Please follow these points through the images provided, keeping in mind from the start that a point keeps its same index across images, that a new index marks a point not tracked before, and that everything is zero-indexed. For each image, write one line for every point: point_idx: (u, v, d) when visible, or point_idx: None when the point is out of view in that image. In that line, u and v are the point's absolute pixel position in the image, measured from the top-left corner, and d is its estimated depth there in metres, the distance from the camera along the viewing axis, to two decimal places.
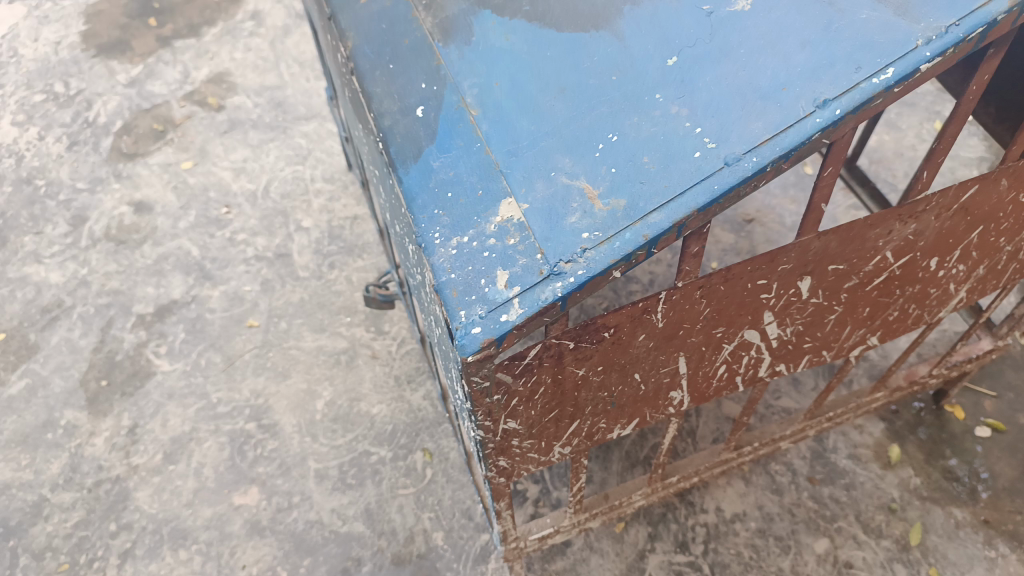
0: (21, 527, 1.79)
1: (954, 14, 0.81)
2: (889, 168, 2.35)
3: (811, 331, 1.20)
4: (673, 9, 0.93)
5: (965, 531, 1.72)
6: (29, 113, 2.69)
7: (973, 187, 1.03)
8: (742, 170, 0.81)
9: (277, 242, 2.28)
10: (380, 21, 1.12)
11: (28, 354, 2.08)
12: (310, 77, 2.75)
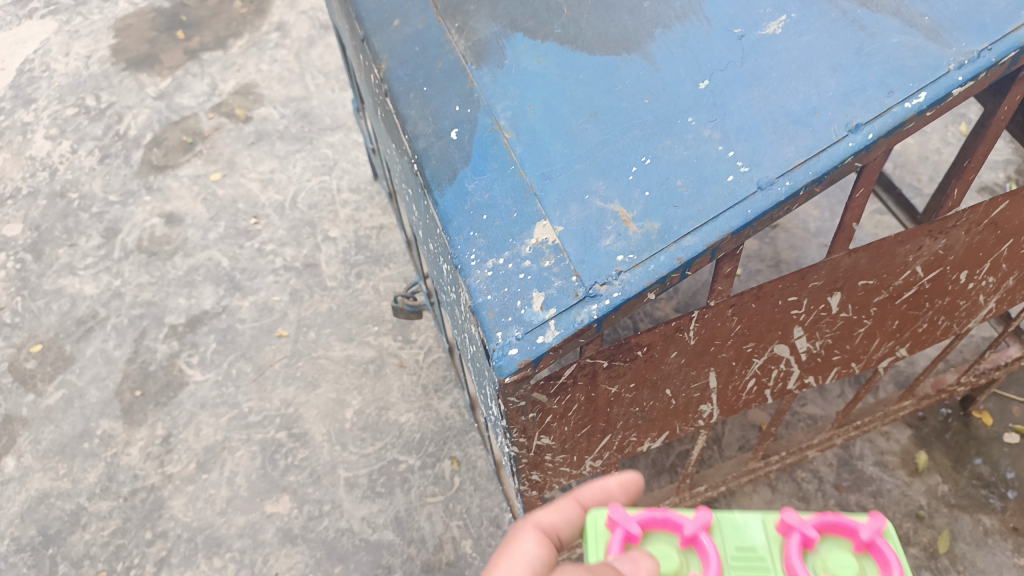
0: (60, 535, 1.83)
1: (985, 39, 0.81)
2: (914, 173, 2.34)
3: (839, 344, 1.21)
4: (704, 33, 0.94)
5: (994, 539, 1.72)
6: (62, 127, 2.75)
7: (1003, 203, 1.04)
8: (776, 194, 0.82)
9: (304, 252, 2.31)
10: (414, 44, 1.15)
11: (64, 365, 2.13)
12: (335, 88, 2.78)
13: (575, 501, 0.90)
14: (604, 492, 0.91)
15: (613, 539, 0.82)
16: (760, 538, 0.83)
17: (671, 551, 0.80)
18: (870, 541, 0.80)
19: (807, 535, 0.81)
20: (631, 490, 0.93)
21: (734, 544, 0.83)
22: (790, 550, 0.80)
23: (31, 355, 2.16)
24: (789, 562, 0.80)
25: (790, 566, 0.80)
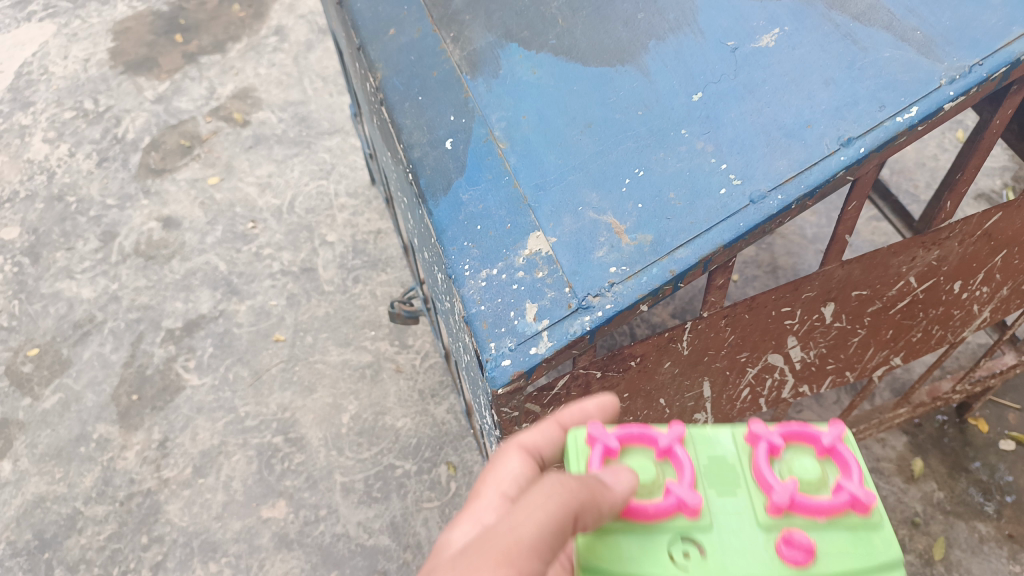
0: (56, 539, 1.83)
1: (976, 54, 0.82)
2: (911, 179, 2.34)
3: (833, 353, 1.21)
4: (697, 45, 0.95)
5: (989, 546, 1.73)
6: (60, 130, 2.75)
7: (996, 214, 1.04)
8: (768, 207, 0.82)
9: (301, 256, 2.32)
10: (409, 53, 1.15)
11: (61, 369, 2.13)
12: (333, 92, 2.78)
13: (554, 422, 0.82)
14: (582, 414, 0.83)
15: (589, 457, 0.75)
16: (730, 448, 0.77)
17: (645, 463, 0.74)
18: (836, 447, 0.75)
19: (776, 442, 0.75)
20: (610, 412, 0.85)
21: (705, 455, 0.77)
22: (760, 458, 0.74)
23: (28, 359, 2.16)
24: (758, 470, 0.74)
25: (761, 473, 0.74)
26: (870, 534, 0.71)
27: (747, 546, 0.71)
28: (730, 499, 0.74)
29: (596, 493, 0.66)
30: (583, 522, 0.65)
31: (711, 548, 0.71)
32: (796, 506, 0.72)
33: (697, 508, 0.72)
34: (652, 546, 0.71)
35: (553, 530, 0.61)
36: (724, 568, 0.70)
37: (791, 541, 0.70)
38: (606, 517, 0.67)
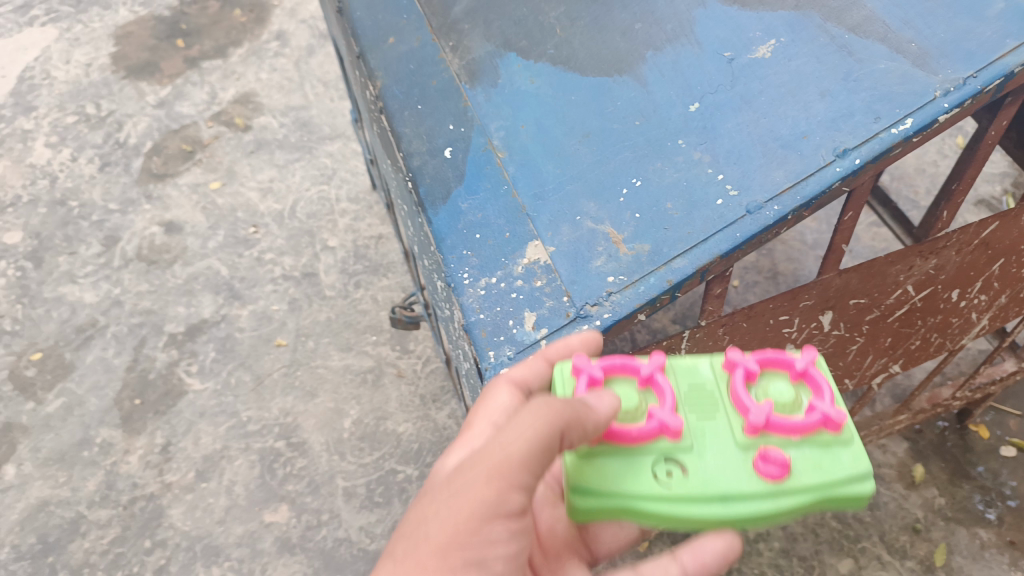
0: (59, 543, 1.84)
1: (971, 66, 0.82)
2: (911, 185, 2.35)
3: (832, 360, 1.21)
4: (695, 56, 0.95)
5: (990, 552, 1.73)
6: (62, 134, 2.76)
7: (993, 224, 1.05)
8: (764, 218, 0.83)
9: (303, 261, 2.33)
10: (409, 62, 1.17)
11: (64, 373, 2.14)
12: (334, 97, 2.79)
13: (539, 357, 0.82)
14: (566, 349, 0.82)
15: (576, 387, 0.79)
16: (711, 377, 0.82)
17: (628, 393, 0.79)
18: (809, 370, 0.80)
19: (753, 368, 0.80)
20: (595, 346, 0.82)
21: (686, 382, 0.82)
22: (737, 383, 0.79)
23: (31, 363, 2.17)
24: (735, 394, 0.79)
25: (738, 396, 0.79)
26: (841, 450, 0.75)
27: (726, 462, 0.76)
28: (710, 421, 0.79)
29: (578, 413, 0.70)
30: (570, 438, 0.70)
31: (692, 465, 0.76)
32: (771, 426, 0.77)
33: (677, 429, 0.76)
34: (636, 465, 0.76)
35: (540, 448, 0.67)
36: (705, 481, 0.75)
37: (766, 457, 0.74)
38: (589, 433, 0.72)
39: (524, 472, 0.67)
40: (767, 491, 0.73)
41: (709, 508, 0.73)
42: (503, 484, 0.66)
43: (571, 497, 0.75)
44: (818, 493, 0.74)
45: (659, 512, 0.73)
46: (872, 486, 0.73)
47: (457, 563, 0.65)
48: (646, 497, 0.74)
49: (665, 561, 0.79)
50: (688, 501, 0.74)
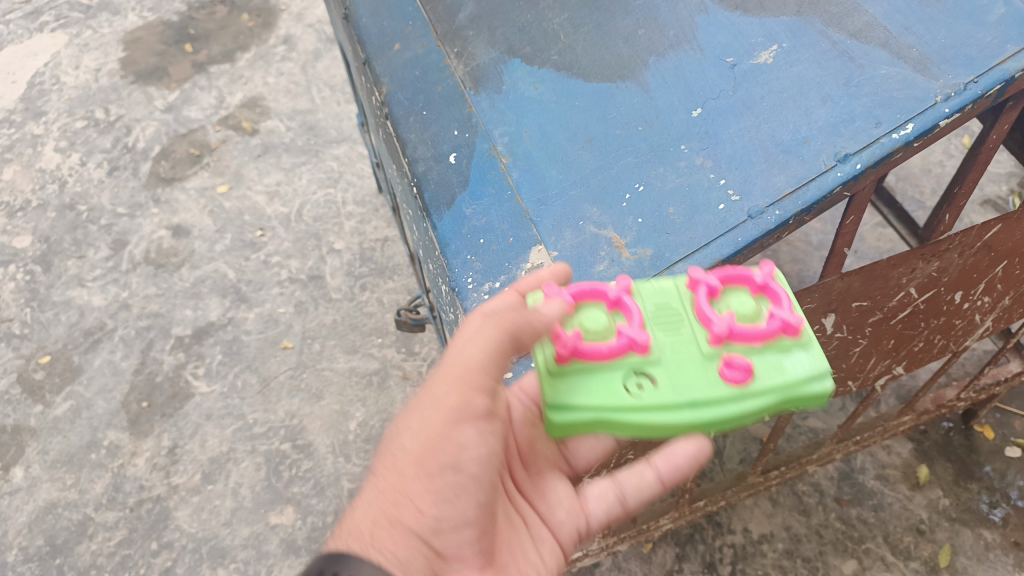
0: (67, 545, 1.85)
1: (971, 71, 0.83)
2: (917, 186, 2.34)
3: (836, 362, 1.22)
4: (697, 62, 0.96)
5: (995, 553, 1.73)
6: (71, 139, 2.78)
7: (995, 226, 1.05)
8: (766, 222, 0.83)
9: (309, 264, 2.34)
10: (414, 68, 1.18)
11: (73, 376, 2.15)
12: (340, 100, 2.81)
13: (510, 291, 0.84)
14: (536, 282, 0.85)
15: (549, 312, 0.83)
16: (674, 293, 0.84)
17: (597, 315, 0.83)
18: (768, 284, 0.84)
19: (714, 284, 0.82)
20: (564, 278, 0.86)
21: (652, 301, 0.85)
22: (699, 299, 0.82)
23: (40, 367, 2.18)
24: (698, 309, 0.82)
25: (701, 312, 0.82)
26: (799, 353, 0.81)
27: (694, 373, 0.81)
28: (676, 336, 0.83)
29: (520, 314, 0.78)
30: (521, 338, 0.78)
31: (661, 377, 0.80)
32: (732, 336, 0.81)
33: (644, 344, 0.80)
34: (609, 381, 0.80)
35: (493, 353, 0.78)
36: (675, 390, 0.80)
37: (730, 364, 0.79)
38: (540, 332, 0.80)
39: (477, 374, 0.77)
40: (733, 395, 0.79)
41: (679, 414, 0.78)
42: (462, 388, 0.78)
43: (548, 414, 0.79)
44: (778, 392, 0.79)
45: (634, 420, 0.78)
46: (829, 383, 0.79)
47: (431, 463, 0.76)
48: (621, 409, 0.78)
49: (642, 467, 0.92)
50: (660, 408, 0.78)
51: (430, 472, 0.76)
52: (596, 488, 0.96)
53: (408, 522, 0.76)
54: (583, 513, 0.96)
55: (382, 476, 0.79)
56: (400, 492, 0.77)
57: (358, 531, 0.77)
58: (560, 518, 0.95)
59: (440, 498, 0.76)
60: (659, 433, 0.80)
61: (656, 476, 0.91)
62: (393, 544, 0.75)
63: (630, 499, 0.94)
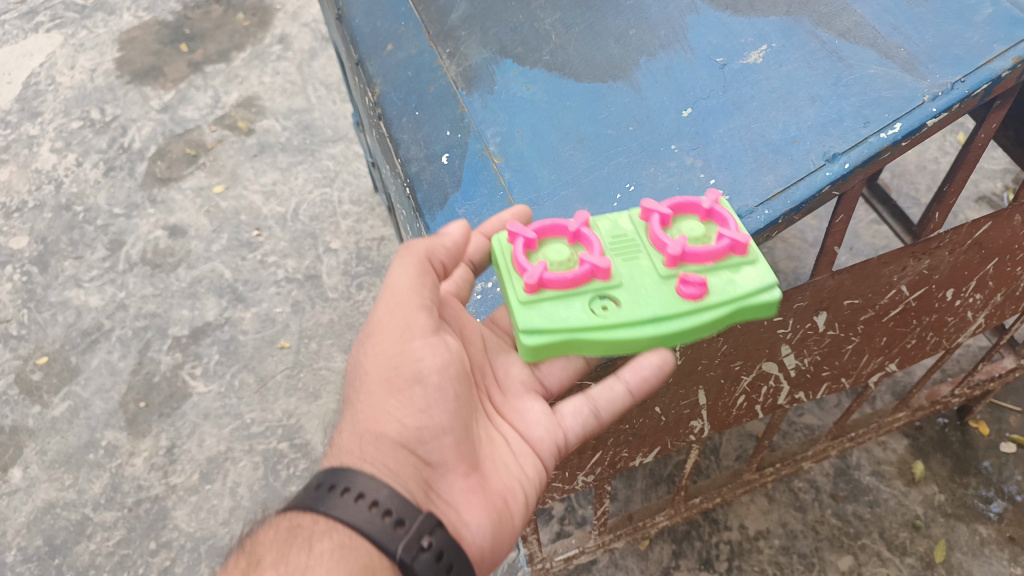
0: (66, 545, 1.84)
1: (959, 71, 0.83)
2: (912, 182, 2.35)
3: (828, 360, 1.22)
4: (687, 62, 0.96)
5: (990, 548, 1.73)
6: (67, 140, 2.78)
7: (986, 224, 1.06)
8: (754, 223, 0.84)
9: (306, 263, 2.35)
10: (407, 68, 1.20)
11: (70, 376, 2.15)
12: (336, 99, 2.84)
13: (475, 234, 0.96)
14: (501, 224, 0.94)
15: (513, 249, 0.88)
16: (628, 224, 0.90)
17: (558, 248, 0.88)
18: (714, 209, 0.84)
19: (666, 213, 0.87)
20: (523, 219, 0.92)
21: (610, 232, 0.90)
22: (653, 227, 0.86)
23: (37, 367, 2.18)
24: (652, 237, 0.88)
25: (654, 237, 0.87)
26: (748, 270, 0.86)
27: (652, 294, 0.86)
28: (633, 264, 0.89)
29: (429, 242, 0.92)
30: (437, 260, 0.92)
31: (623, 300, 0.86)
32: (685, 257, 0.86)
33: (606, 269, 0.85)
34: (575, 305, 0.86)
35: (418, 276, 0.91)
36: (636, 311, 0.85)
37: (684, 283, 0.84)
38: (450, 250, 0.93)
39: (412, 296, 0.89)
40: (689, 311, 0.84)
41: (640, 332, 0.84)
42: (405, 312, 0.89)
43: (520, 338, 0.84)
44: (733, 303, 0.84)
45: (599, 339, 0.83)
46: (776, 294, 0.84)
47: (397, 378, 0.87)
48: (588, 329, 0.84)
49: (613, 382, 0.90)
50: (623, 328, 0.84)
51: (398, 387, 0.87)
52: (570, 404, 0.95)
53: (391, 433, 0.85)
54: (559, 429, 0.95)
55: (357, 404, 0.89)
56: (376, 411, 0.87)
57: (348, 451, 0.85)
58: (538, 434, 0.95)
59: (413, 407, 0.86)
60: (625, 350, 0.85)
61: (626, 387, 0.88)
62: (383, 454, 0.84)
63: (603, 412, 0.93)
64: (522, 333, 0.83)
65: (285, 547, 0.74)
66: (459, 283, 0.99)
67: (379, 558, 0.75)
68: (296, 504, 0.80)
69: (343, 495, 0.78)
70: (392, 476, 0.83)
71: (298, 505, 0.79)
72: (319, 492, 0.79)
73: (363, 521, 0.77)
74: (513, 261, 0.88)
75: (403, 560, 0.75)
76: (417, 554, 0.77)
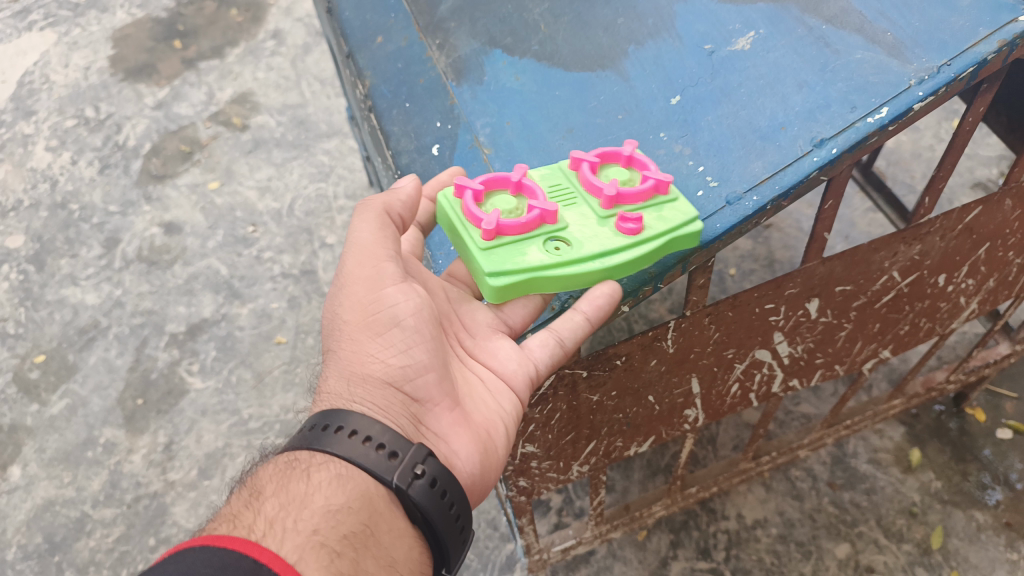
0: (65, 542, 1.83)
1: (944, 55, 0.83)
2: (907, 170, 2.35)
3: (822, 347, 1.23)
4: (675, 51, 0.96)
5: (987, 534, 1.73)
6: (62, 138, 2.77)
7: (976, 209, 1.06)
8: (743, 208, 0.83)
9: (302, 259, 2.36)
10: (397, 61, 1.21)
11: (67, 374, 2.14)
12: (330, 95, 2.87)
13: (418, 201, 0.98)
14: (440, 183, 0.98)
15: (462, 203, 0.88)
16: (563, 177, 0.92)
17: (505, 199, 0.89)
18: (634, 155, 0.89)
19: (593, 160, 0.89)
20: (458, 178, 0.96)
21: (547, 184, 0.91)
22: (584, 173, 0.89)
23: (35, 365, 2.17)
24: (585, 184, 0.89)
25: (589, 182, 0.89)
26: (681, 201, 0.84)
27: (598, 233, 0.86)
28: (575, 209, 0.89)
29: (385, 196, 0.92)
30: (395, 212, 0.92)
31: (573, 240, 0.86)
32: (622, 198, 0.87)
33: (555, 212, 0.86)
34: (532, 249, 0.85)
35: (380, 228, 0.90)
36: (590, 248, 0.84)
37: (624, 218, 0.84)
38: (407, 205, 0.93)
39: (377, 247, 0.89)
40: (631, 245, 0.84)
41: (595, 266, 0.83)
42: (372, 261, 0.89)
43: (485, 282, 0.83)
44: (667, 236, 0.82)
45: (560, 275, 0.83)
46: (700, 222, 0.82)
47: (374, 322, 0.87)
48: (549, 267, 0.83)
49: (571, 316, 0.85)
50: (580, 262, 0.83)
51: (377, 331, 0.87)
52: (536, 337, 0.89)
53: (375, 373, 0.85)
54: (530, 362, 0.89)
55: (336, 353, 0.89)
56: (357, 356, 0.87)
57: (334, 394, 0.84)
58: (511, 369, 0.91)
59: (394, 348, 0.86)
60: (580, 286, 0.84)
61: (585, 318, 0.83)
62: (370, 394, 0.84)
63: (568, 342, 0.86)
64: (487, 275, 0.82)
65: (284, 478, 0.76)
66: (413, 242, 1.01)
67: (375, 488, 0.76)
68: (291, 445, 0.80)
69: (338, 432, 0.77)
70: (381, 414, 0.83)
71: (294, 444, 0.79)
72: (313, 432, 0.78)
73: (358, 455, 0.77)
74: (463, 215, 0.88)
75: (399, 487, 0.75)
76: (411, 482, 0.76)
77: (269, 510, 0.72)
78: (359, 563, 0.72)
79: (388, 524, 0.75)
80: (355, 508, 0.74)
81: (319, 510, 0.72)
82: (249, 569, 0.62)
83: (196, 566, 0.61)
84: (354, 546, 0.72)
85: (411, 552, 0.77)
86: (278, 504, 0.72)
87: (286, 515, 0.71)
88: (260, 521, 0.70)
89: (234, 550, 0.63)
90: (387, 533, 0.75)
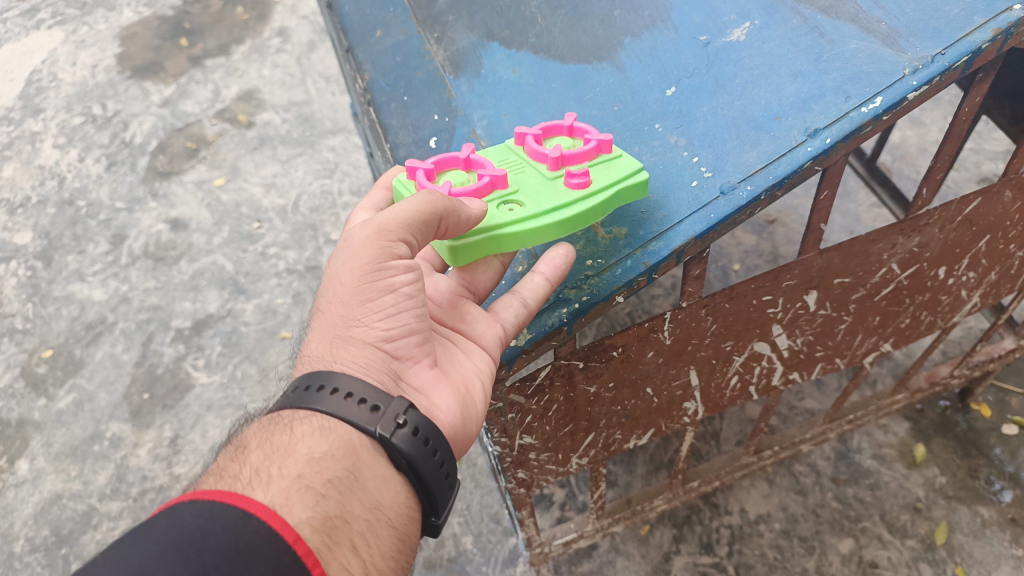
0: (72, 535, 1.84)
1: (939, 44, 0.83)
2: (913, 164, 2.34)
3: (822, 340, 1.22)
4: (672, 43, 0.97)
5: (991, 530, 1.72)
6: (69, 136, 2.79)
7: (975, 200, 1.06)
8: (738, 198, 0.83)
9: (307, 254, 2.37)
10: (395, 55, 1.21)
11: (74, 369, 2.15)
12: (336, 92, 2.88)
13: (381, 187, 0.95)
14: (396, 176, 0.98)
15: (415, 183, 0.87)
16: (508, 155, 0.93)
17: (456, 176, 0.88)
18: (573, 125, 0.92)
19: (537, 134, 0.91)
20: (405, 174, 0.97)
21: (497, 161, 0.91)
22: (529, 144, 0.90)
23: (43, 360, 2.18)
24: (532, 154, 0.90)
25: (533, 152, 0.89)
26: (624, 156, 0.87)
27: (547, 189, 0.85)
28: (523, 176, 0.88)
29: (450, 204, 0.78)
30: (449, 225, 0.79)
31: (528, 198, 0.84)
32: (568, 159, 0.87)
33: (505, 176, 0.85)
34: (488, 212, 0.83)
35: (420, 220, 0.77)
36: (545, 201, 0.83)
37: (570, 174, 0.84)
38: (464, 227, 0.80)
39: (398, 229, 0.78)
40: (583, 197, 0.83)
41: (550, 215, 0.81)
42: (386, 240, 0.78)
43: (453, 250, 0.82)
44: (617, 186, 0.83)
45: (521, 230, 0.81)
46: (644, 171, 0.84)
47: (366, 288, 0.79)
48: (506, 223, 0.81)
49: (531, 279, 0.84)
50: (537, 214, 0.82)
51: (368, 298, 0.80)
52: (499, 300, 0.85)
53: (358, 334, 0.80)
54: (496, 322, 0.85)
55: (321, 311, 0.83)
56: (345, 318, 0.81)
57: (317, 356, 0.80)
58: (480, 331, 0.86)
59: (383, 313, 0.80)
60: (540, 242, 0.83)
61: (545, 278, 0.83)
62: (351, 354, 0.80)
63: (530, 302, 0.83)
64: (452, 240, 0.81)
65: (268, 433, 0.75)
66: None
67: (358, 438, 0.75)
68: (278, 404, 0.79)
69: (321, 391, 0.76)
70: (363, 373, 0.79)
71: (280, 403, 0.79)
72: (298, 393, 0.77)
73: (342, 410, 0.75)
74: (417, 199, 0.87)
75: (383, 438, 0.74)
76: (394, 431, 0.75)
77: (255, 460, 0.72)
78: (344, 506, 0.71)
79: (372, 471, 0.74)
80: (338, 456, 0.73)
81: (302, 458, 0.71)
82: (237, 519, 0.63)
83: (185, 518, 0.62)
84: (339, 490, 0.71)
85: (398, 497, 0.76)
86: (263, 455, 0.72)
87: (271, 464, 0.71)
88: (246, 470, 0.71)
89: (222, 502, 0.64)
90: (371, 480, 0.74)
